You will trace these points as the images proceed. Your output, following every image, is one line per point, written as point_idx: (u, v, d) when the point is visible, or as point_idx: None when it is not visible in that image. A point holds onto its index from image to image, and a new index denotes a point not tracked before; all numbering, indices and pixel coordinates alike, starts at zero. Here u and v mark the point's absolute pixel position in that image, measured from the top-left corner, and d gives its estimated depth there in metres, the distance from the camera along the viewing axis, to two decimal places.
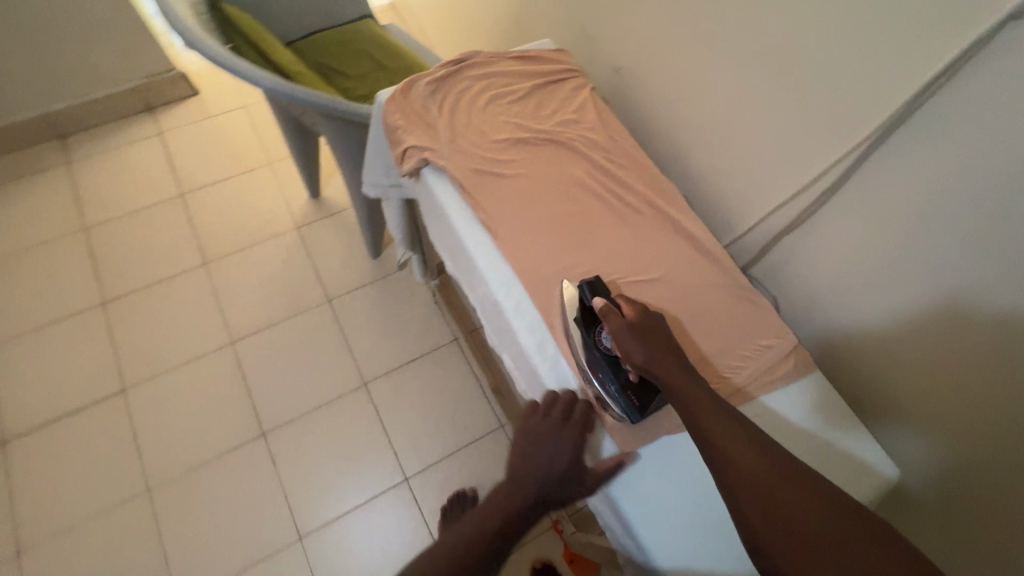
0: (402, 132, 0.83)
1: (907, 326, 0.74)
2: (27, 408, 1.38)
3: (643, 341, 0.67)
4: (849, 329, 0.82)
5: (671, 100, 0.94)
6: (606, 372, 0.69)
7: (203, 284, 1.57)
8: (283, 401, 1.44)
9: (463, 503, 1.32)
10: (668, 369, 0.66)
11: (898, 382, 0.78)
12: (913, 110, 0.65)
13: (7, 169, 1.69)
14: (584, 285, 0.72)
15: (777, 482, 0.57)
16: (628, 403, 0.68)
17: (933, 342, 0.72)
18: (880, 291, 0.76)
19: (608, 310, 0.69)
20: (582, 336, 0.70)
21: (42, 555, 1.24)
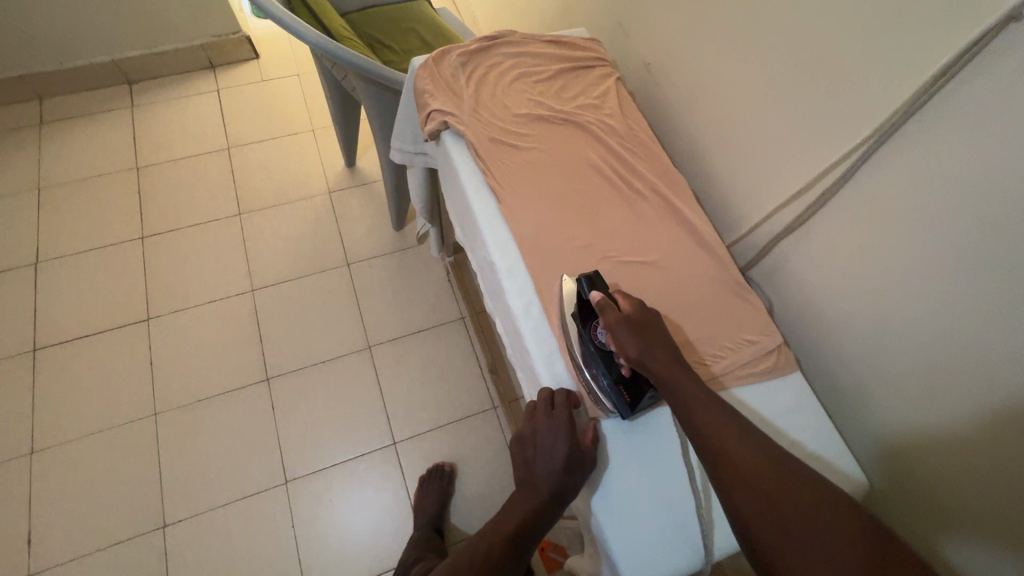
0: (429, 96, 0.87)
1: (912, 352, 0.72)
2: (59, 322, 1.48)
3: (639, 335, 0.67)
4: (843, 338, 0.81)
5: (696, 100, 0.96)
6: (600, 367, 0.69)
7: (235, 232, 1.66)
8: (291, 351, 1.50)
9: (443, 477, 1.34)
10: (661, 364, 0.66)
11: (900, 417, 0.76)
12: (912, 112, 0.65)
13: (78, 105, 1.83)
14: (583, 279, 0.72)
15: (770, 473, 0.56)
16: (620, 399, 0.68)
17: (938, 372, 0.69)
18: (878, 305, 0.75)
19: (605, 305, 0.69)
20: (579, 331, 0.70)
21: (52, 457, 1.33)
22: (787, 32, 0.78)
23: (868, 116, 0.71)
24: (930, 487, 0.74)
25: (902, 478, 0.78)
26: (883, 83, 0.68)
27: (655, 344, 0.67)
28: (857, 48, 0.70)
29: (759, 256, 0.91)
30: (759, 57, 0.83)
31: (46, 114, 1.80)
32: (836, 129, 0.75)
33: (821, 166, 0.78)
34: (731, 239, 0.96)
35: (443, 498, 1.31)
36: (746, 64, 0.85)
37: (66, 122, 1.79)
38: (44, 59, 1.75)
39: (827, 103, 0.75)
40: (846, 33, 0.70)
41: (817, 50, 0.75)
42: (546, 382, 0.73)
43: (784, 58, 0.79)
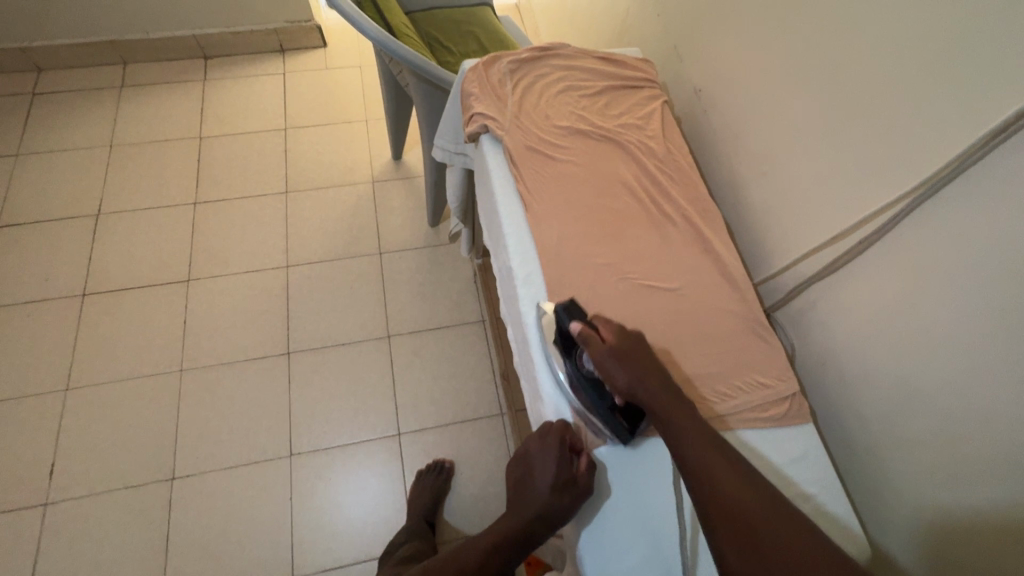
0: (474, 99, 0.89)
1: (935, 418, 0.68)
2: (110, 271, 1.58)
3: (625, 364, 0.66)
4: (863, 393, 0.78)
5: (741, 131, 0.95)
6: (594, 396, 0.68)
7: (279, 208, 1.73)
8: (313, 329, 1.54)
9: (441, 473, 1.35)
10: (650, 394, 0.64)
11: (915, 483, 0.72)
12: (963, 168, 0.62)
13: (157, 73, 1.96)
14: (561, 309, 0.70)
15: (751, 502, 0.55)
16: (617, 425, 0.68)
17: (960, 443, 0.65)
18: (905, 365, 0.71)
19: (587, 336, 0.67)
20: (566, 361, 0.69)
21: (83, 396, 1.41)
22: (841, 70, 0.76)
23: (913, 166, 0.67)
24: (936, 564, 0.70)
25: (911, 546, 0.74)
26: (933, 131, 0.65)
27: (639, 374, 0.65)
28: (912, 92, 0.67)
29: (787, 295, 0.88)
30: (809, 93, 0.81)
31: (128, 79, 1.93)
32: (880, 175, 0.72)
33: (860, 212, 0.75)
34: (761, 276, 0.93)
35: (436, 495, 1.32)
36: (795, 98, 0.84)
37: (144, 88, 1.92)
38: (132, 27, 1.89)
39: (872, 147, 0.72)
40: (901, 77, 0.68)
41: (869, 92, 0.72)
42: (554, 415, 0.71)
43: (834, 96, 0.77)
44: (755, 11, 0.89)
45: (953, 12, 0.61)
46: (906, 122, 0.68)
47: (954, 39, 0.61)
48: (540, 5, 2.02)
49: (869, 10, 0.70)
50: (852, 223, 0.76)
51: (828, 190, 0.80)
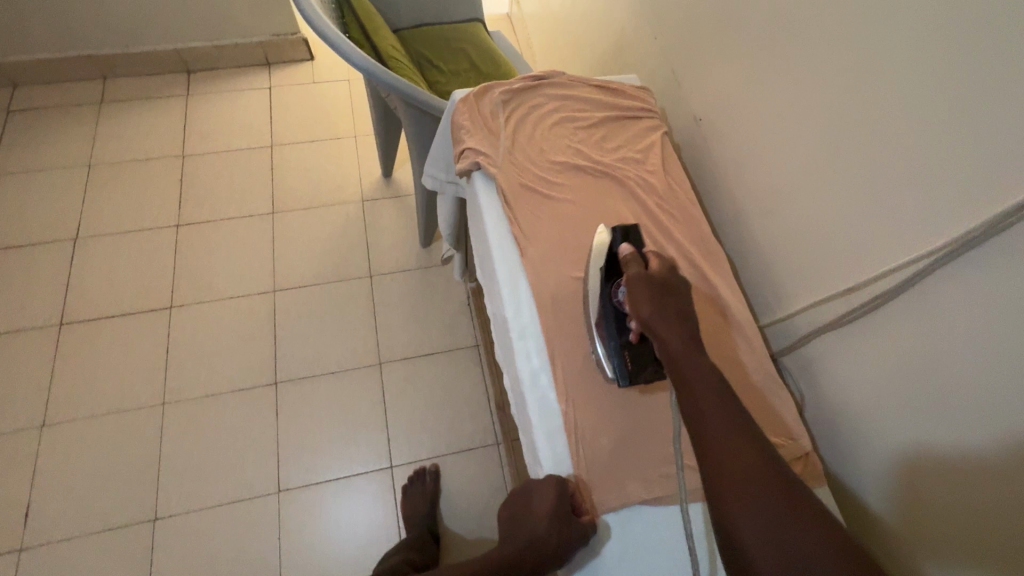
0: (465, 133, 0.85)
1: (952, 483, 0.65)
2: (88, 300, 1.52)
3: (657, 297, 0.64)
4: (877, 446, 0.75)
5: (745, 164, 0.91)
6: (611, 328, 0.68)
7: (265, 230, 1.67)
8: (302, 357, 1.49)
9: (423, 481, 1.34)
10: (673, 334, 0.62)
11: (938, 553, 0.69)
12: (991, 234, 0.58)
13: (137, 89, 1.89)
14: (617, 232, 0.72)
15: (754, 464, 0.53)
16: (620, 365, 0.67)
17: (983, 513, 0.62)
18: (924, 427, 0.68)
19: (630, 259, 0.68)
20: (600, 286, 0.70)
21: (60, 433, 1.35)
22: (852, 110, 0.72)
23: (933, 218, 0.64)
24: None
25: None
26: (951, 181, 0.61)
27: (671, 309, 0.63)
28: (931, 139, 0.63)
29: (796, 343, 0.84)
30: (818, 132, 0.77)
31: (107, 95, 1.87)
32: (896, 224, 0.68)
33: (874, 263, 0.71)
34: (767, 319, 0.90)
35: (433, 501, 1.31)
36: (802, 135, 0.80)
37: (123, 103, 1.86)
38: (111, 40, 1.83)
39: (886, 193, 0.69)
40: (919, 122, 0.64)
41: (883, 135, 0.68)
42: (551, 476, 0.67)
43: (845, 136, 0.73)
44: (759, 41, 0.85)
45: (978, 58, 0.57)
46: (923, 170, 0.64)
47: (978, 88, 0.58)
48: (533, 18, 1.99)
49: (883, 49, 0.67)
50: (867, 274, 0.72)
51: (839, 234, 0.76)
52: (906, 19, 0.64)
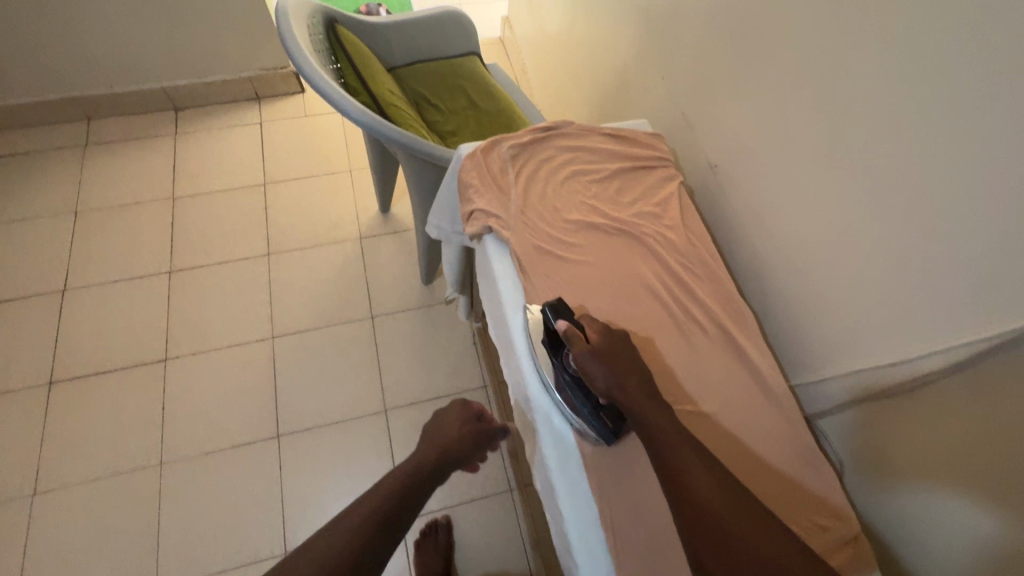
0: (474, 192, 0.81)
1: (928, 442, 0.69)
2: (79, 354, 1.46)
3: (608, 366, 0.65)
4: (875, 432, 0.76)
5: (765, 210, 0.89)
6: (577, 395, 0.66)
7: (261, 272, 1.62)
8: (305, 406, 1.44)
9: (437, 534, 1.27)
10: (633, 396, 0.63)
11: (896, 484, 0.73)
12: None
13: (123, 129, 1.84)
14: (549, 307, 0.69)
15: (726, 514, 0.57)
16: (602, 426, 0.65)
17: (956, 468, 0.66)
18: (917, 408, 0.70)
19: (573, 334, 0.66)
20: (553, 358, 0.69)
21: (54, 500, 1.29)
22: (877, 161, 0.71)
23: (1000, 295, 0.60)
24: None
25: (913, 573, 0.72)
26: (983, 235, 0.61)
27: (622, 374, 0.64)
28: (991, 211, 0.59)
29: (839, 406, 0.81)
30: (841, 181, 0.76)
31: (92, 136, 1.82)
32: (930, 278, 0.67)
33: (913, 321, 0.69)
34: (798, 379, 0.86)
35: (446, 557, 1.24)
36: (824, 183, 0.79)
37: (110, 145, 1.81)
38: (96, 81, 1.78)
39: (917, 247, 0.68)
40: (948, 175, 0.63)
41: (910, 187, 0.67)
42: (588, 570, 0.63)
43: (870, 186, 0.72)
44: (774, 85, 0.84)
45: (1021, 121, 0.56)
46: (955, 225, 0.63)
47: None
48: (527, 44, 1.97)
49: (907, 100, 0.66)
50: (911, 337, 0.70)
51: (870, 287, 0.74)
52: (932, 71, 0.63)
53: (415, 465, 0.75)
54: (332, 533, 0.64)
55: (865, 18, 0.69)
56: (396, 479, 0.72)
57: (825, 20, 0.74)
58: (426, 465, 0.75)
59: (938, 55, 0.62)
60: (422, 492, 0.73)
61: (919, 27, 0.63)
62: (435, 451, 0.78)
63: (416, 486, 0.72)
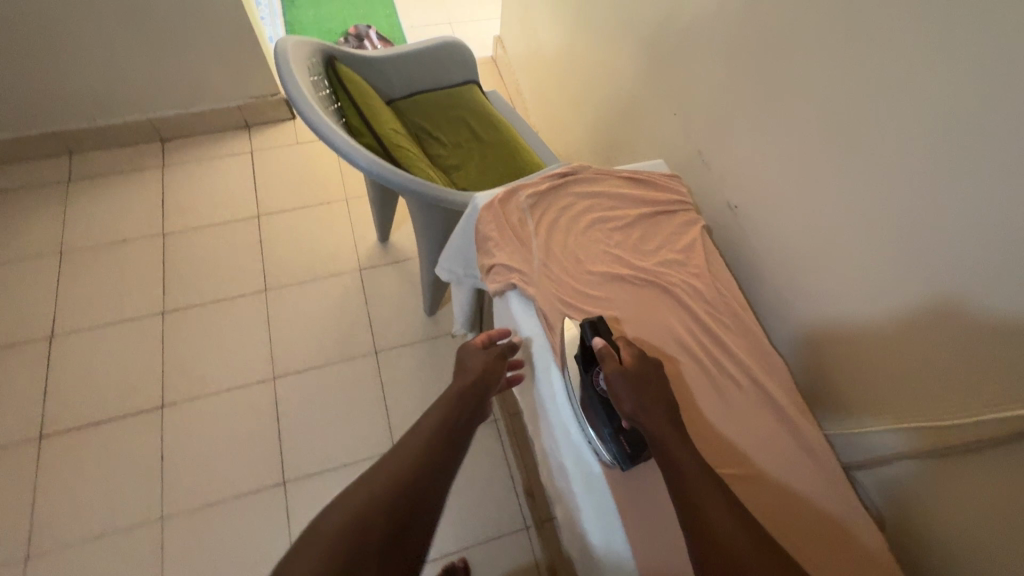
0: (494, 246, 0.78)
1: (934, 389, 0.69)
2: (70, 405, 1.40)
3: (636, 390, 0.65)
4: (884, 373, 0.75)
5: (787, 250, 0.88)
6: (601, 416, 0.67)
7: (259, 308, 1.57)
8: (310, 449, 1.39)
9: None
10: (658, 423, 0.63)
11: (893, 414, 0.74)
12: None
13: (108, 162, 1.78)
14: (586, 324, 0.71)
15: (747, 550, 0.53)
16: (620, 450, 0.66)
17: (956, 410, 0.66)
18: (925, 357, 0.69)
19: (606, 353, 0.66)
20: (580, 376, 0.69)
21: (48, 564, 1.22)
22: (906, 211, 0.68)
23: None
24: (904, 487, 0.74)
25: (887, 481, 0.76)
26: (1002, 290, 0.59)
27: (650, 400, 0.65)
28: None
29: (876, 460, 0.77)
30: (859, 226, 0.75)
31: (75, 172, 1.75)
32: (949, 330, 0.65)
33: (933, 371, 0.68)
34: (833, 429, 0.84)
35: None
36: (843, 226, 0.77)
37: (94, 180, 1.74)
38: (77, 115, 1.72)
39: (938, 297, 0.66)
40: (967, 226, 0.62)
41: (943, 241, 0.65)
42: None
43: (891, 236, 0.71)
44: (790, 125, 0.83)
45: None
46: (975, 279, 0.62)
47: None
48: (521, 66, 1.96)
49: (925, 147, 0.65)
50: (934, 387, 0.68)
51: (893, 336, 0.73)
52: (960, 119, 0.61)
53: (446, 410, 0.70)
54: (362, 492, 0.59)
55: (880, 63, 0.69)
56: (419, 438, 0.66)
57: (840, 64, 0.74)
58: (457, 407, 0.70)
59: (956, 103, 0.61)
60: (450, 439, 0.68)
61: (935, 75, 0.63)
62: (463, 389, 0.73)
63: (452, 431, 0.68)
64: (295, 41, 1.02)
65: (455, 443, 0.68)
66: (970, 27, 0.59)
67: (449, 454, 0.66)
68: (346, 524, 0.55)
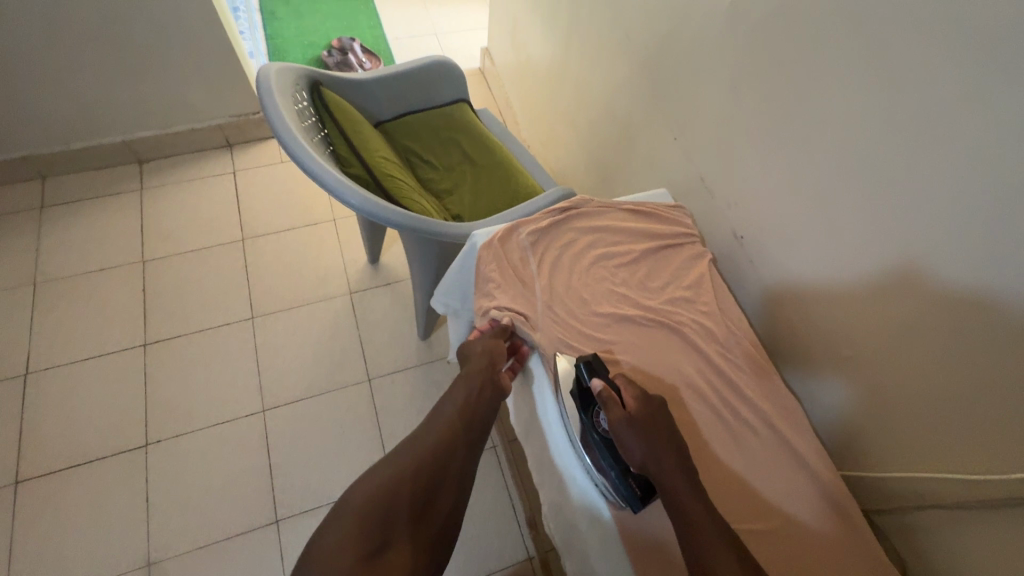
0: (495, 288, 0.74)
1: (944, 439, 0.68)
2: (49, 447, 1.33)
3: (646, 438, 0.62)
4: (894, 424, 0.74)
5: (797, 280, 0.86)
6: (605, 459, 0.64)
7: (247, 337, 1.52)
8: (303, 484, 1.34)
9: None
10: (669, 474, 0.60)
11: (912, 471, 0.72)
12: None
13: (83, 187, 1.71)
14: (581, 364, 0.67)
15: None
16: (629, 493, 0.62)
17: (970, 462, 0.65)
18: (936, 405, 0.68)
19: (608, 399, 0.64)
20: (579, 417, 0.66)
21: None
22: (924, 248, 0.66)
23: None
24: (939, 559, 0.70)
25: (918, 549, 0.72)
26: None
27: (661, 447, 0.62)
28: None
29: (898, 505, 0.74)
30: (878, 264, 0.73)
31: (48, 197, 1.68)
32: (976, 379, 0.63)
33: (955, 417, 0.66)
34: (847, 468, 0.82)
35: None
36: (859, 261, 0.75)
37: (69, 206, 1.67)
38: (49, 139, 1.65)
39: (963, 343, 0.64)
40: (995, 271, 0.59)
41: (963, 282, 0.63)
42: None
43: (908, 274, 0.69)
44: (797, 153, 0.81)
45: None
46: (1001, 325, 0.60)
47: None
48: (510, 79, 1.93)
49: (948, 187, 0.62)
50: (959, 438, 0.66)
51: (909, 378, 0.71)
52: (978, 156, 0.59)
53: (463, 396, 0.71)
54: (384, 470, 0.63)
55: (896, 95, 0.66)
56: (425, 450, 0.66)
57: (851, 92, 0.71)
58: (473, 394, 0.71)
59: (976, 139, 0.59)
60: (458, 450, 0.68)
61: (959, 109, 0.60)
62: (477, 378, 0.71)
63: (470, 416, 0.70)
64: (279, 68, 0.97)
65: (475, 425, 0.70)
66: (996, 62, 0.56)
67: (456, 465, 0.67)
68: (369, 508, 0.59)
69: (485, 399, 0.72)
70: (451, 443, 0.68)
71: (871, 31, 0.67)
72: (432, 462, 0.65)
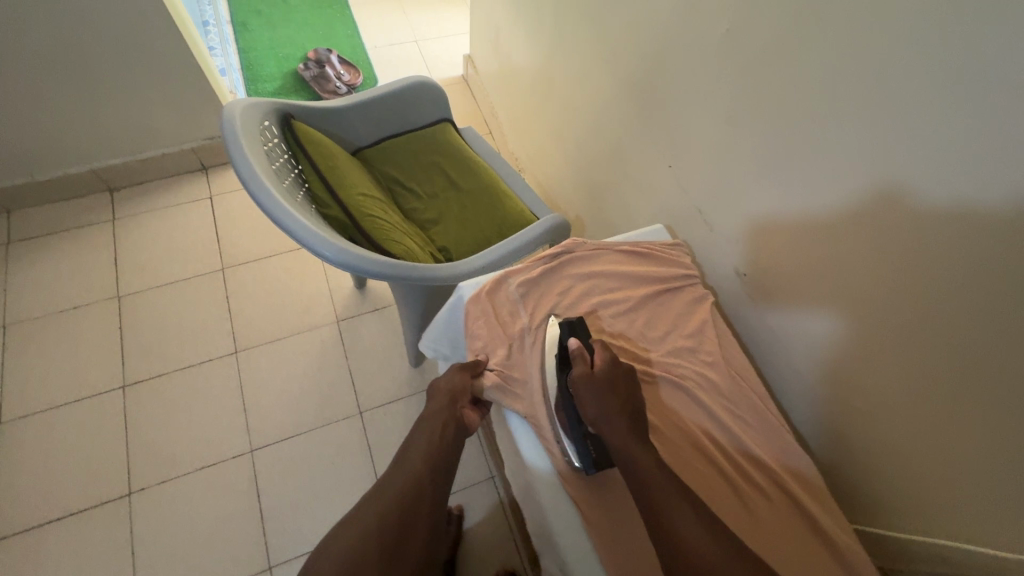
0: (483, 350, 0.70)
1: (985, 494, 0.65)
2: (25, 501, 1.27)
3: (602, 397, 0.63)
4: (933, 482, 0.71)
5: (804, 319, 0.82)
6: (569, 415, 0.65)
7: (230, 373, 1.46)
8: (296, 528, 1.29)
9: None
10: (621, 433, 0.61)
11: (962, 532, 0.69)
12: None
13: (51, 220, 1.64)
14: (566, 324, 0.70)
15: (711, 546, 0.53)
16: (585, 453, 0.63)
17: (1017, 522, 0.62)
18: (973, 460, 0.65)
19: (579, 354, 0.66)
20: (557, 374, 0.67)
21: None
22: (938, 296, 0.62)
23: None
24: None
25: None
26: None
27: (614, 411, 0.62)
28: None
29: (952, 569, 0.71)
30: (889, 309, 0.68)
31: (14, 233, 1.60)
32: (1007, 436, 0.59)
33: (1000, 460, 0.62)
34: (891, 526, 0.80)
35: None
36: (875, 309, 0.71)
37: (36, 241, 1.60)
38: (11, 171, 1.57)
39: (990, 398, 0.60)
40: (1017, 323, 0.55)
41: (981, 335, 0.59)
42: None
43: (922, 322, 0.65)
44: (797, 189, 0.77)
45: None
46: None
47: None
48: (494, 90, 1.86)
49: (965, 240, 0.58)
50: (1001, 498, 0.63)
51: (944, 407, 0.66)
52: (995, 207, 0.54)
53: (428, 441, 0.65)
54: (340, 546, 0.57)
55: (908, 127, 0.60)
56: (393, 500, 0.60)
57: (855, 126, 0.66)
58: (438, 436, 0.65)
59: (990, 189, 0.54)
60: (427, 496, 0.61)
61: (972, 146, 0.55)
62: (441, 418, 0.66)
63: (437, 464, 0.63)
64: (245, 106, 0.90)
65: (442, 473, 0.64)
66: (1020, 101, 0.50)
67: (426, 511, 0.60)
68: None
69: (449, 440, 0.66)
70: (420, 487, 0.61)
71: (878, 63, 0.61)
72: (398, 511, 0.59)
